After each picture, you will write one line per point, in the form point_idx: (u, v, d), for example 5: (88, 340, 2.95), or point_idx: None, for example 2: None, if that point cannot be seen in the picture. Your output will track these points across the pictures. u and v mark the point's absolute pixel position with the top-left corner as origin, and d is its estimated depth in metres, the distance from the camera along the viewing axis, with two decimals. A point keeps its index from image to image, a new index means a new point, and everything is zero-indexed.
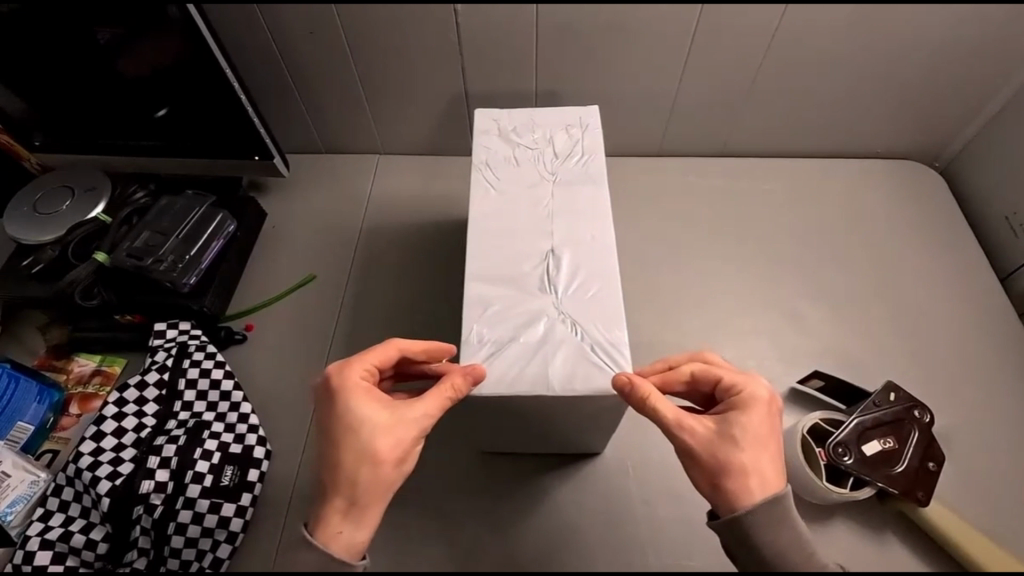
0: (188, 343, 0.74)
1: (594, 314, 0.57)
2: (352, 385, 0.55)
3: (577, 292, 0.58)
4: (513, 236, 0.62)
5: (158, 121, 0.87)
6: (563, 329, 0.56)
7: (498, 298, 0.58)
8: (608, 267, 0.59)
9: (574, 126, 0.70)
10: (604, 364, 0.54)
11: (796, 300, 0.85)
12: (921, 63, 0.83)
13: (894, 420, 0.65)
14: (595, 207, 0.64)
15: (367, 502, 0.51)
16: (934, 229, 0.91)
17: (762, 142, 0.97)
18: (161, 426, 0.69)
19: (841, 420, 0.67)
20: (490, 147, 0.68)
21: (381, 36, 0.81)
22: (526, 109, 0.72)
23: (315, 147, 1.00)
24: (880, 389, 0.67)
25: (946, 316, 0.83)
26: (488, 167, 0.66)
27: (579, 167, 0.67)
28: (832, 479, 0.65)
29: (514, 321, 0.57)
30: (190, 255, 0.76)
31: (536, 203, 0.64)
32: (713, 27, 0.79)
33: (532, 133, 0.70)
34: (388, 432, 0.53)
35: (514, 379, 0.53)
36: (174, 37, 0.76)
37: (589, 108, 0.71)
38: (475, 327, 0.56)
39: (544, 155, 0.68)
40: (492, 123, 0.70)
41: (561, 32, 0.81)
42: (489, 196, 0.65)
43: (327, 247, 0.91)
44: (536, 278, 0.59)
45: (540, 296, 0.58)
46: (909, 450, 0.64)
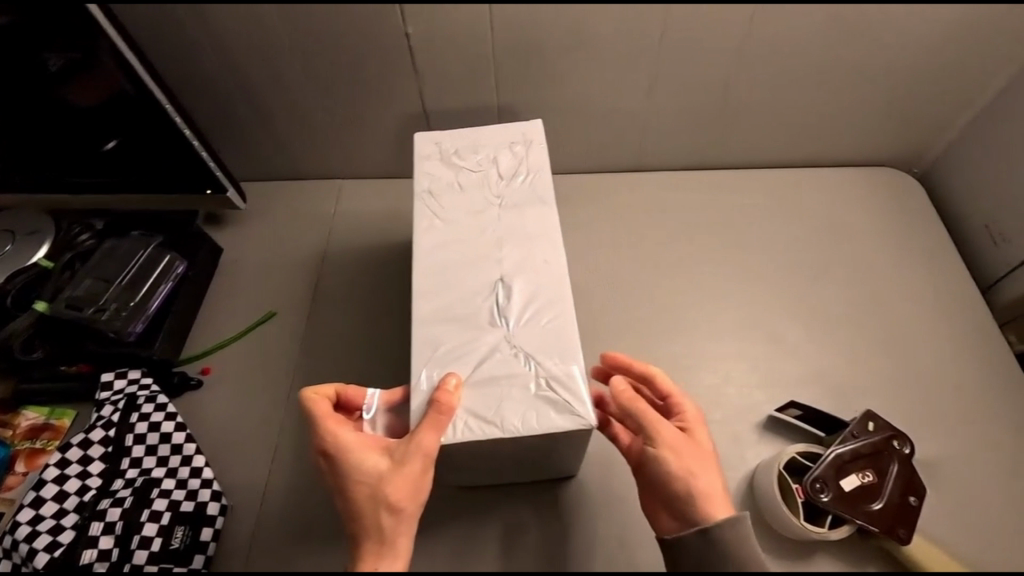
0: (137, 395, 0.70)
1: (548, 344, 0.52)
2: (345, 444, 0.49)
3: (529, 322, 0.54)
4: (458, 266, 0.58)
5: (106, 154, 0.83)
6: (516, 364, 0.52)
7: (446, 337, 0.53)
8: (560, 290, 0.55)
9: (518, 142, 0.67)
10: (560, 397, 0.49)
11: (773, 320, 0.82)
12: (894, 69, 0.80)
13: (873, 452, 0.63)
14: (544, 229, 0.60)
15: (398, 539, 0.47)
16: (913, 240, 0.89)
17: (736, 153, 0.94)
18: (108, 486, 0.66)
19: (819, 452, 0.64)
20: (435, 173, 0.65)
21: (333, 58, 0.78)
22: (470, 130, 0.69)
23: (274, 174, 0.96)
24: (858, 419, 0.65)
25: (925, 331, 0.81)
26: (431, 195, 0.63)
27: (526, 187, 0.64)
28: (810, 517, 0.62)
29: (463, 358, 0.52)
30: (135, 301, 0.72)
31: (482, 229, 0.61)
32: (676, 40, 0.77)
33: (475, 154, 0.67)
34: (399, 471, 0.47)
35: (470, 423, 0.48)
36: (103, 64, 0.72)
37: (532, 122, 0.68)
38: (425, 370, 0.52)
39: (489, 178, 0.65)
40: (434, 147, 0.67)
41: (519, 50, 0.78)
42: (432, 225, 0.61)
43: (287, 281, 0.87)
44: (486, 311, 0.55)
45: (489, 329, 0.53)
46: (889, 483, 0.61)
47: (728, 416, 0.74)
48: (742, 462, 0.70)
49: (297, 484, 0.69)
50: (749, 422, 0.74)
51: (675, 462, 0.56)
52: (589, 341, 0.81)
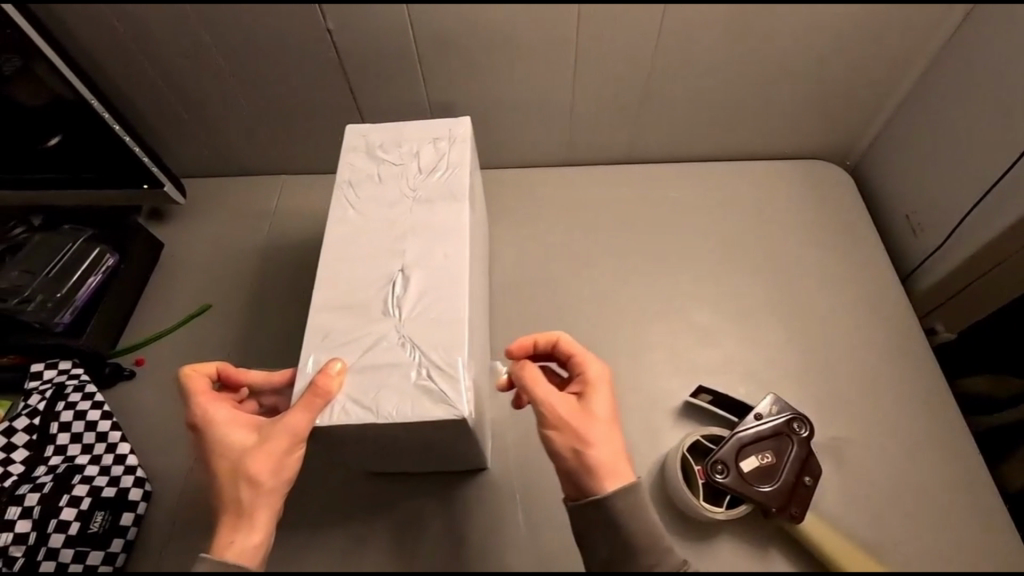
0: (65, 384, 0.72)
1: (436, 336, 0.54)
2: (219, 419, 0.50)
3: (421, 314, 0.55)
4: (362, 257, 0.59)
5: (48, 151, 0.85)
6: (402, 353, 0.53)
7: (339, 325, 0.55)
8: (457, 285, 0.56)
9: (442, 139, 0.68)
10: (438, 387, 0.51)
11: (697, 309, 0.84)
12: (814, 64, 0.82)
13: (772, 435, 0.64)
14: (453, 224, 0.61)
15: (259, 512, 0.47)
16: (840, 231, 0.91)
17: (670, 146, 0.95)
18: (29, 473, 0.67)
19: (723, 436, 0.66)
20: (355, 165, 0.67)
21: (259, 56, 0.79)
22: (396, 124, 0.70)
23: (216, 170, 0.97)
24: (761, 402, 0.67)
25: (845, 319, 0.83)
26: (350, 186, 0.65)
27: (443, 183, 0.65)
28: (710, 497, 0.64)
29: (352, 345, 0.53)
30: (62, 292, 0.74)
31: (392, 222, 0.62)
32: (596, 34, 0.78)
33: (398, 148, 0.68)
34: (265, 447, 0.48)
35: (346, 407, 0.50)
36: (32, 63, 0.75)
37: (459, 119, 0.69)
38: (313, 355, 0.53)
39: (409, 171, 0.66)
40: (362, 140, 0.69)
41: (442, 47, 0.79)
42: (346, 216, 0.63)
43: (223, 274, 0.88)
44: (380, 301, 0.56)
45: (381, 318, 0.55)
46: (786, 465, 0.63)
47: (646, 402, 0.76)
48: (656, 447, 0.72)
49: None
50: (666, 407, 0.75)
51: (563, 430, 0.55)
52: (517, 330, 0.83)
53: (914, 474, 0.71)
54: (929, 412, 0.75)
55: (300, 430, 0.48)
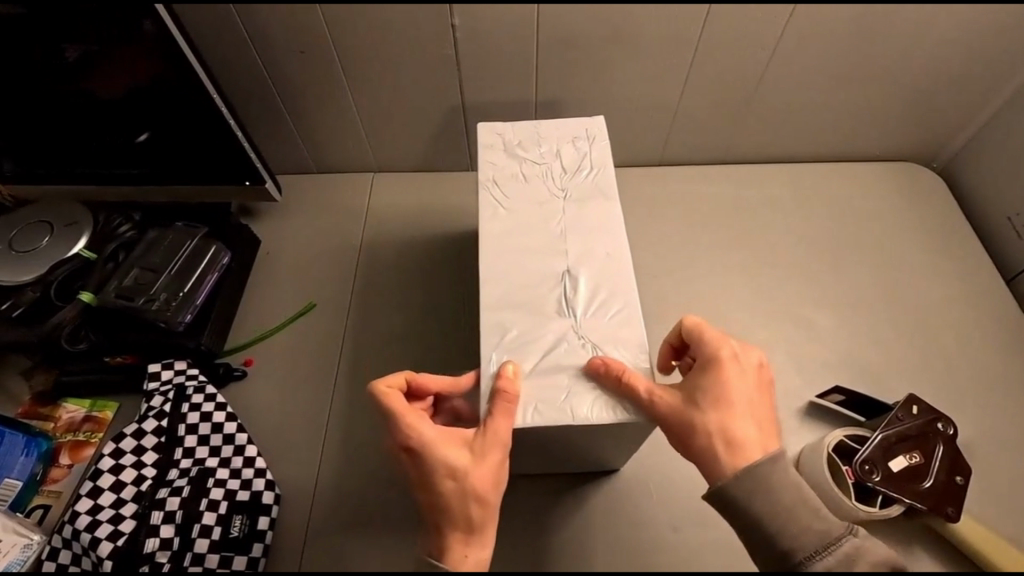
0: (185, 385, 0.70)
1: (615, 338, 0.55)
2: (426, 437, 0.50)
3: (597, 314, 0.57)
4: (523, 256, 0.60)
5: (138, 146, 0.82)
6: (584, 353, 0.55)
7: (516, 324, 0.56)
8: (625, 287, 0.58)
9: (581, 138, 0.68)
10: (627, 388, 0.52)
11: (807, 309, 0.84)
12: (923, 67, 0.83)
13: (918, 433, 0.65)
14: (609, 224, 0.62)
15: (487, 524, 0.49)
16: (937, 232, 0.92)
17: (764, 147, 0.96)
18: (163, 477, 0.66)
19: (865, 436, 0.67)
20: (496, 162, 0.66)
21: (377, 51, 0.78)
22: (531, 122, 0.69)
23: (306, 167, 0.96)
24: (902, 403, 0.66)
25: (953, 319, 0.84)
26: (496, 185, 0.64)
27: (591, 182, 0.65)
28: (860, 497, 0.64)
29: (532, 344, 0.55)
30: (184, 292, 0.72)
31: (548, 222, 0.62)
32: (717, 33, 0.78)
33: (538, 147, 0.68)
34: (482, 463, 0.49)
35: (538, 407, 0.51)
36: (146, 53, 0.71)
37: (595, 118, 0.69)
38: (494, 354, 0.55)
39: (553, 170, 0.66)
40: (498, 137, 0.68)
41: (562, 44, 0.79)
42: (498, 215, 0.62)
43: (324, 272, 0.87)
44: (554, 301, 0.57)
45: (556, 318, 0.56)
46: (935, 464, 0.64)
47: None
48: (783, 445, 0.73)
49: (349, 472, 0.69)
50: (787, 406, 0.76)
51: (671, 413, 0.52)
52: None
53: None
54: None
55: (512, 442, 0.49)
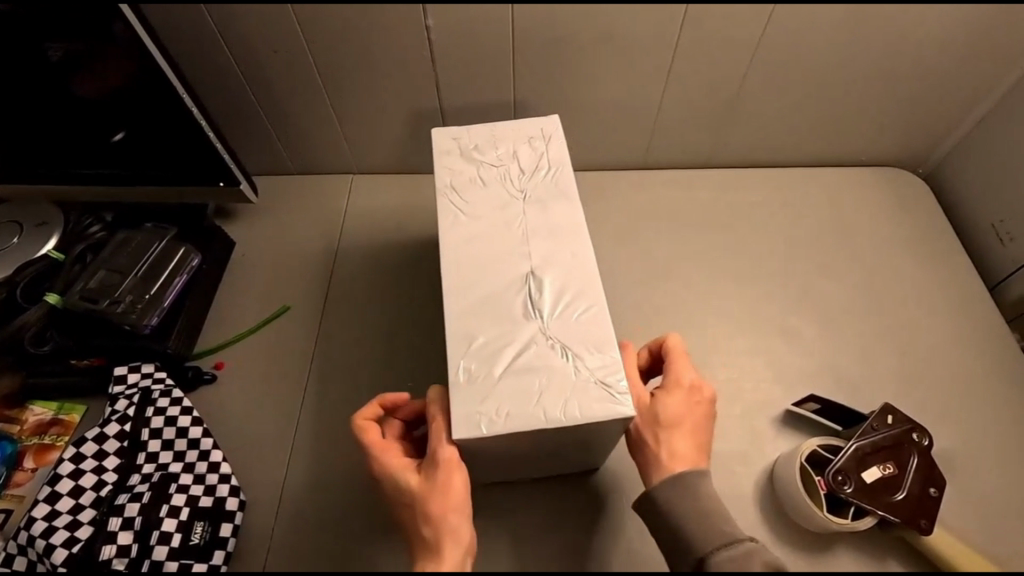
0: (151, 389, 0.69)
1: (583, 336, 0.55)
2: (386, 465, 0.54)
3: (564, 315, 0.56)
4: (485, 261, 0.59)
5: (114, 145, 0.81)
6: (554, 356, 0.54)
7: (482, 331, 0.55)
8: (589, 285, 0.57)
9: (536, 138, 0.67)
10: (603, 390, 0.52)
11: (787, 316, 0.83)
12: (904, 72, 0.82)
13: (893, 442, 0.64)
14: (572, 223, 0.61)
15: (446, 544, 0.49)
16: (922, 239, 0.91)
17: (747, 152, 0.95)
18: (124, 482, 0.65)
19: (840, 445, 0.65)
20: (454, 168, 0.65)
21: (352, 53, 0.77)
22: (486, 125, 0.68)
23: (284, 168, 0.95)
24: (876, 412, 0.65)
25: (935, 327, 0.83)
26: (454, 191, 0.63)
27: (550, 182, 0.64)
28: (833, 508, 0.63)
29: (502, 350, 0.54)
30: (150, 295, 0.71)
31: (508, 225, 0.61)
32: (696, 36, 0.77)
33: (494, 149, 0.66)
34: (429, 483, 0.51)
35: (510, 413, 0.51)
36: (117, 52, 0.71)
37: (551, 116, 0.68)
38: (462, 363, 0.54)
39: (511, 173, 0.65)
40: (453, 142, 0.67)
41: (540, 46, 0.78)
42: (458, 221, 0.61)
43: (300, 275, 0.86)
44: (519, 305, 0.56)
45: (523, 322, 0.55)
46: (910, 475, 0.63)
47: (744, 411, 0.75)
48: (758, 455, 0.72)
49: (317, 479, 0.68)
50: (763, 416, 0.75)
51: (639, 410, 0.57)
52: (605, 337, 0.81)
53: (1012, 484, 0.71)
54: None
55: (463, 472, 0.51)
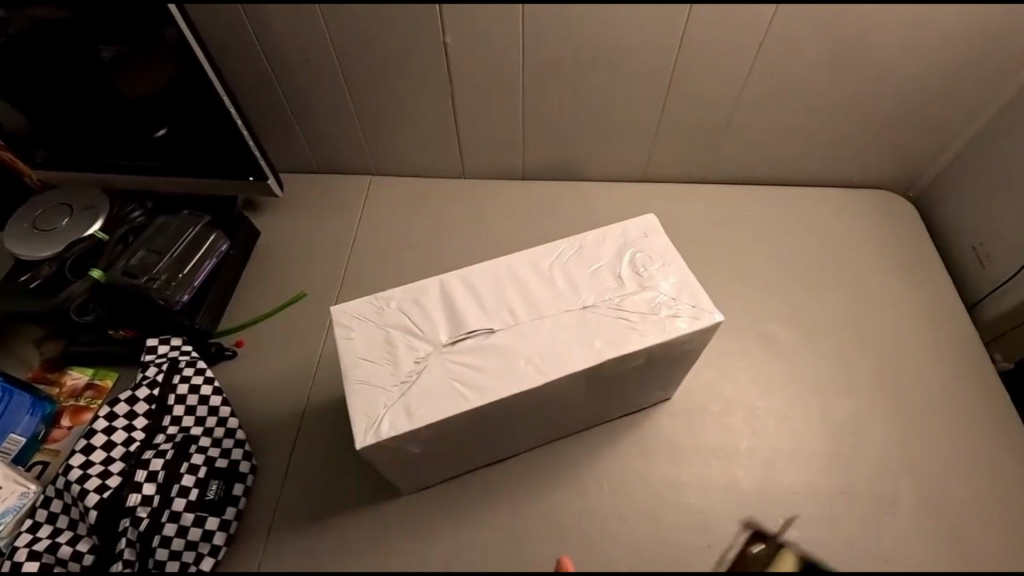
0: (179, 358, 0.76)
1: (434, 401, 0.54)
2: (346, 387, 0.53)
3: (455, 365, 0.56)
4: (503, 289, 0.62)
5: (156, 141, 0.89)
6: (413, 364, 0.57)
7: (440, 295, 0.62)
8: (479, 393, 0.54)
9: (686, 303, 0.60)
10: (380, 429, 0.53)
11: (771, 324, 0.88)
12: (890, 99, 0.88)
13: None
14: (566, 361, 0.56)
15: None
16: (905, 259, 0.95)
17: (742, 168, 1.00)
18: (150, 440, 0.71)
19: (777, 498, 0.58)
20: (604, 240, 0.65)
21: (377, 64, 0.85)
22: (677, 255, 0.64)
23: (309, 167, 1.03)
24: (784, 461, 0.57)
25: (910, 342, 0.87)
26: (576, 244, 0.65)
27: (616, 331, 0.58)
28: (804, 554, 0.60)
29: (408, 337, 0.59)
30: (183, 274, 0.79)
31: (559, 304, 0.60)
32: (694, 57, 0.83)
33: (640, 271, 0.63)
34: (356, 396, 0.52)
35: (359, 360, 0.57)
36: (164, 56, 0.78)
37: (714, 315, 0.59)
38: (405, 302, 0.61)
39: (620, 288, 0.61)
40: (631, 236, 0.65)
41: (548, 65, 0.84)
42: (543, 256, 0.64)
43: (318, 265, 0.93)
44: (461, 324, 0.59)
45: (440, 341, 0.58)
46: None
47: (721, 410, 0.80)
48: (731, 452, 0.77)
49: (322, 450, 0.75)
50: (739, 416, 0.80)
51: None
52: None
53: (971, 491, 0.76)
54: (988, 433, 0.80)
55: None
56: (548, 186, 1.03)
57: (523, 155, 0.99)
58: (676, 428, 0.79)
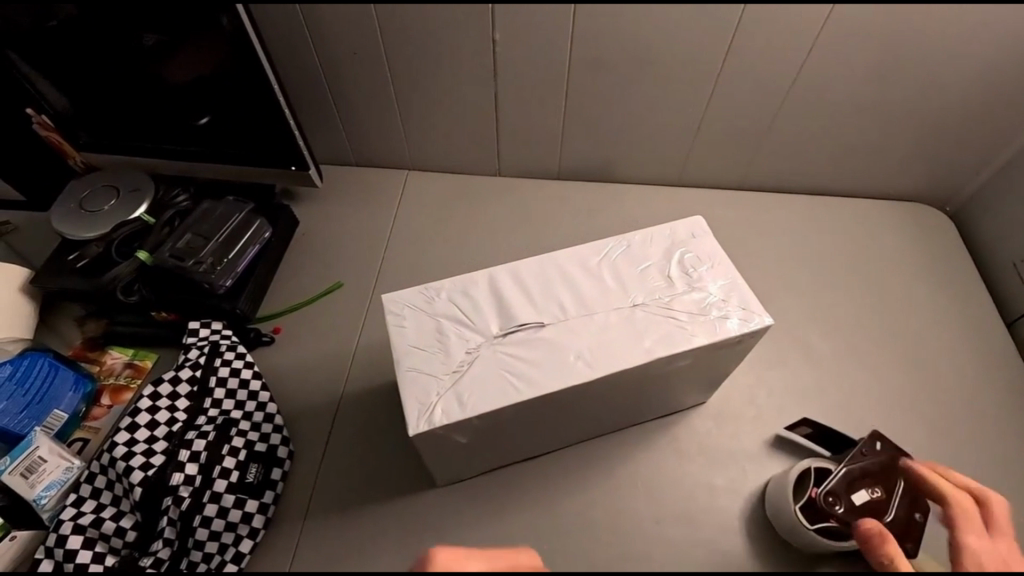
0: (220, 342, 0.77)
1: (486, 391, 0.54)
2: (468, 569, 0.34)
3: (506, 357, 0.57)
4: (552, 283, 0.62)
5: (200, 128, 0.90)
6: (465, 353, 0.57)
7: (490, 287, 0.62)
8: (531, 385, 0.55)
9: (735, 304, 0.60)
10: (432, 417, 0.53)
11: (806, 334, 0.88)
12: (936, 111, 0.87)
13: (861, 476, 0.67)
14: (618, 356, 0.56)
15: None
16: (940, 273, 0.95)
17: (779, 176, 1.00)
18: (192, 420, 0.72)
19: (829, 469, 0.69)
20: (652, 238, 0.66)
21: (423, 59, 0.85)
22: (724, 256, 0.64)
23: (346, 159, 1.04)
24: (865, 438, 0.69)
25: (946, 356, 0.87)
26: (623, 241, 0.65)
27: (665, 328, 0.58)
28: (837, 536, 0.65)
29: (459, 327, 0.59)
30: (227, 259, 0.80)
31: (608, 301, 0.61)
32: (739, 66, 0.83)
33: (687, 271, 0.63)
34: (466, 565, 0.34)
35: (410, 348, 0.58)
36: (215, 45, 0.78)
37: (765, 319, 0.59)
38: (458, 291, 0.62)
39: (668, 288, 0.61)
40: (679, 235, 0.66)
41: (594, 67, 0.85)
42: (591, 253, 0.64)
43: (354, 257, 0.94)
44: (513, 317, 0.59)
45: (490, 332, 0.58)
46: (896, 499, 0.65)
47: (756, 416, 0.80)
48: (766, 458, 0.76)
49: (358, 438, 0.76)
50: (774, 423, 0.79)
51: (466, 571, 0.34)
52: None
53: (1009, 507, 0.75)
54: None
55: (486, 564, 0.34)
56: (582, 186, 1.03)
57: (560, 154, 1.00)
58: (712, 432, 0.78)
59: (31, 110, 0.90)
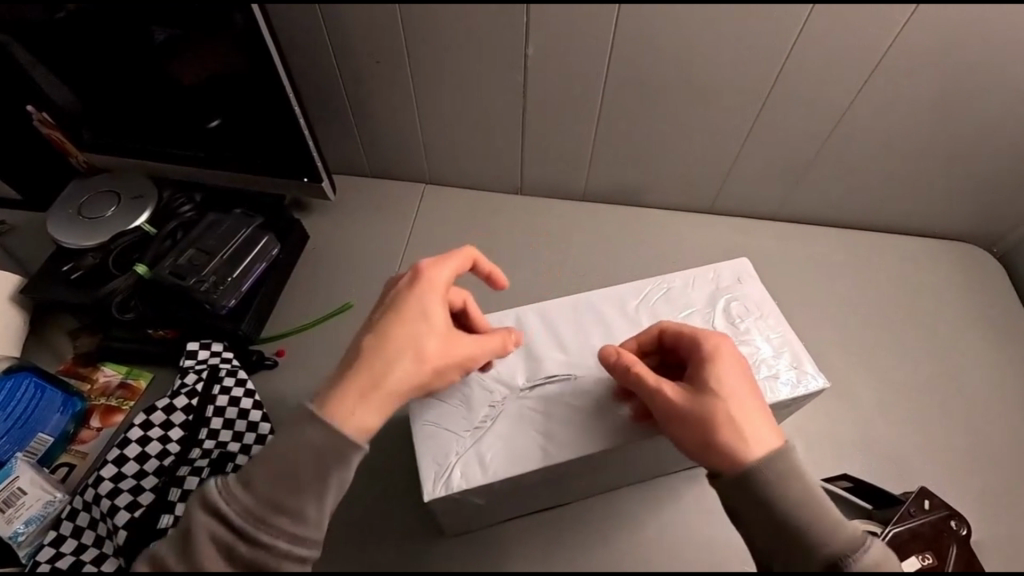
0: (219, 367, 0.72)
1: (510, 453, 0.53)
2: (437, 325, 0.53)
3: (530, 416, 0.55)
4: (583, 332, 0.60)
5: (209, 131, 0.85)
6: (489, 410, 0.55)
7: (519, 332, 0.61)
8: (557, 449, 0.53)
9: (785, 360, 0.57)
10: (450, 481, 0.51)
11: (843, 380, 0.83)
12: (995, 146, 0.81)
13: (914, 540, 0.62)
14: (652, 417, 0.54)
15: (405, 347, 0.52)
16: (989, 319, 0.89)
17: (818, 208, 0.95)
18: (185, 454, 0.67)
19: (877, 530, 0.64)
20: (695, 282, 0.63)
21: (448, 71, 0.80)
22: (771, 304, 0.60)
23: (362, 169, 0.98)
24: (914, 496, 0.65)
25: (995, 412, 0.81)
26: (662, 284, 0.62)
27: None
28: None
29: (483, 378, 0.57)
30: (232, 278, 0.75)
31: (646, 352, 0.58)
32: (787, 92, 0.78)
33: (732, 321, 0.59)
34: (440, 349, 0.53)
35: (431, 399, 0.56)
36: (226, 45, 0.73)
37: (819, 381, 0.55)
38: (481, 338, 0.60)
39: None
40: (722, 279, 0.62)
41: (630, 88, 0.80)
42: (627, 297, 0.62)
43: (365, 275, 0.88)
44: (539, 371, 0.58)
45: (517, 386, 0.56)
46: (950, 566, 0.61)
47: None
48: None
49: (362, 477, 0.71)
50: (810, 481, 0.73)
51: (429, 357, 0.52)
52: None
53: None
54: None
55: (474, 341, 0.55)
56: (609, 210, 0.98)
57: (587, 176, 0.94)
58: None
59: (32, 107, 0.86)
